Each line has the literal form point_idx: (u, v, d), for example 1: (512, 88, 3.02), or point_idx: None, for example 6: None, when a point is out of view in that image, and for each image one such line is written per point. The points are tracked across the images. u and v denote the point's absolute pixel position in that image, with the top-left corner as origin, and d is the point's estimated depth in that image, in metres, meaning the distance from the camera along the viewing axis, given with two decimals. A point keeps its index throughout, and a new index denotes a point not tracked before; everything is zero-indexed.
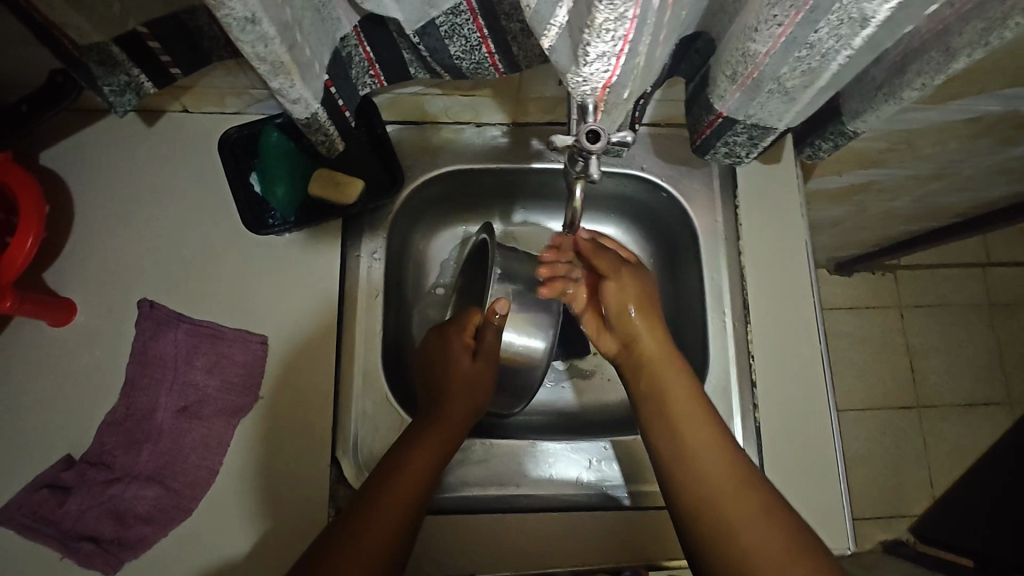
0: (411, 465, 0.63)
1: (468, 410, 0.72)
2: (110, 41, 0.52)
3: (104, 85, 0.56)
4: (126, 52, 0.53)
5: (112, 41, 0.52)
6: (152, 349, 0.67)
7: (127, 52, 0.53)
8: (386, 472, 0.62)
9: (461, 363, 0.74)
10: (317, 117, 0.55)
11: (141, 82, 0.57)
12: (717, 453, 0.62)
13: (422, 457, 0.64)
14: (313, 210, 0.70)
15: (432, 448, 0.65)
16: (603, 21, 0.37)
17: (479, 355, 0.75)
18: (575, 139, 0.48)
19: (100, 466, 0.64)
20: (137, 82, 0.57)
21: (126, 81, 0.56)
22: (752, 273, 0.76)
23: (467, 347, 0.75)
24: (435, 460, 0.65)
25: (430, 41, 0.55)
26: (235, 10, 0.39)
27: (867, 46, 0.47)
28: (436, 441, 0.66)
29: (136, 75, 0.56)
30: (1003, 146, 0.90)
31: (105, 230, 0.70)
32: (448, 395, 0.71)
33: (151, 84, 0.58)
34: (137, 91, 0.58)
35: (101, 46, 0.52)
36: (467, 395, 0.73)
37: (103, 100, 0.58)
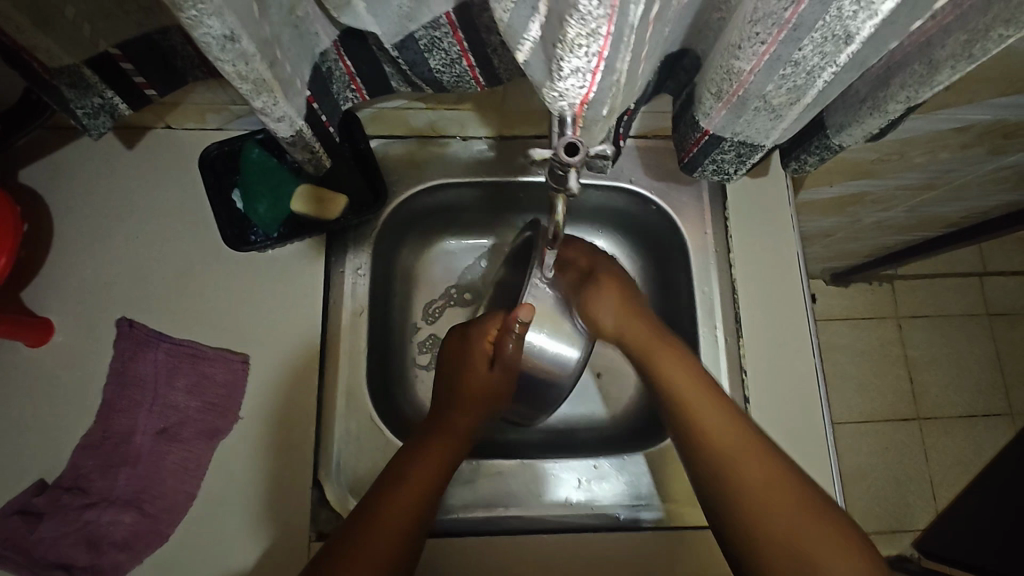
0: (399, 516, 0.58)
1: (466, 427, 0.68)
2: (82, 63, 0.51)
3: (76, 108, 0.55)
4: (98, 74, 0.53)
5: (84, 63, 0.51)
6: (130, 370, 0.66)
7: (100, 74, 0.53)
8: (373, 521, 0.58)
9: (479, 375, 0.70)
10: (302, 135, 0.54)
11: (115, 104, 0.57)
12: (742, 445, 0.60)
13: (428, 462, 0.63)
14: (296, 226, 0.69)
15: (417, 484, 0.61)
16: (575, 35, 0.36)
17: (496, 368, 0.70)
18: (554, 152, 0.47)
19: (75, 491, 0.62)
20: (111, 104, 0.56)
21: (99, 104, 0.56)
22: (744, 287, 0.74)
23: (485, 354, 0.70)
24: (422, 501, 0.60)
25: (409, 55, 0.54)
26: (211, 28, 0.39)
27: (853, 63, 0.47)
28: (422, 486, 0.61)
29: (110, 97, 0.56)
30: (995, 156, 0.90)
31: (84, 248, 0.69)
32: (457, 404, 0.69)
33: (126, 106, 0.58)
34: (111, 113, 0.57)
35: (73, 68, 0.51)
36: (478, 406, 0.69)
37: (76, 122, 0.57)
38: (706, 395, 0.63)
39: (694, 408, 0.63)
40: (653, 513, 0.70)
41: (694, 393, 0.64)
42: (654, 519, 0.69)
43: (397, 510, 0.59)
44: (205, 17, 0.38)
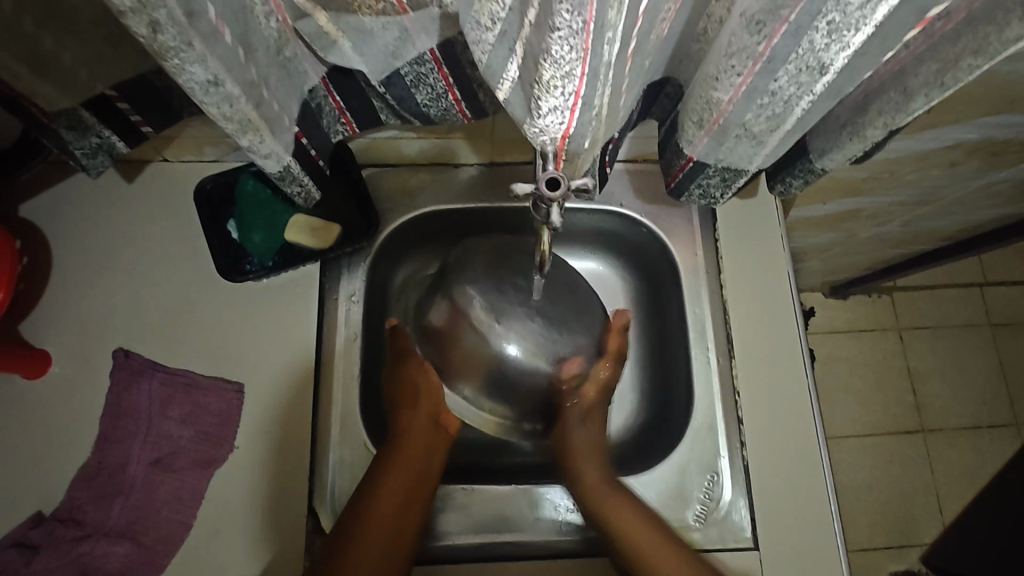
0: (392, 519, 0.60)
1: (427, 423, 0.68)
2: (79, 105, 0.52)
3: (75, 149, 0.56)
4: (95, 115, 0.54)
5: (81, 105, 0.52)
6: (125, 401, 0.66)
7: (97, 115, 0.54)
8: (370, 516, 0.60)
9: (417, 376, 0.70)
10: (290, 169, 0.55)
11: (113, 143, 0.58)
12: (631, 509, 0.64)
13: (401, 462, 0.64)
14: (289, 254, 0.70)
15: (404, 474, 0.63)
16: (550, 77, 0.38)
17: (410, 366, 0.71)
18: (536, 186, 0.48)
19: (69, 522, 0.62)
20: (108, 143, 0.57)
21: (98, 143, 0.57)
22: (735, 307, 0.75)
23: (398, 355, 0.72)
24: (407, 482, 0.63)
25: (396, 90, 0.56)
26: (194, 74, 0.41)
27: (830, 91, 0.47)
28: (403, 485, 0.62)
29: (108, 136, 0.57)
30: (986, 172, 0.90)
31: (82, 280, 0.70)
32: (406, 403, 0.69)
33: (124, 145, 0.59)
34: (109, 152, 0.58)
35: (70, 111, 0.53)
36: (425, 403, 0.69)
37: (76, 163, 0.59)
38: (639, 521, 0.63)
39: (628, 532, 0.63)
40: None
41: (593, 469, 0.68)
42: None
43: (388, 511, 0.60)
44: (188, 65, 0.40)
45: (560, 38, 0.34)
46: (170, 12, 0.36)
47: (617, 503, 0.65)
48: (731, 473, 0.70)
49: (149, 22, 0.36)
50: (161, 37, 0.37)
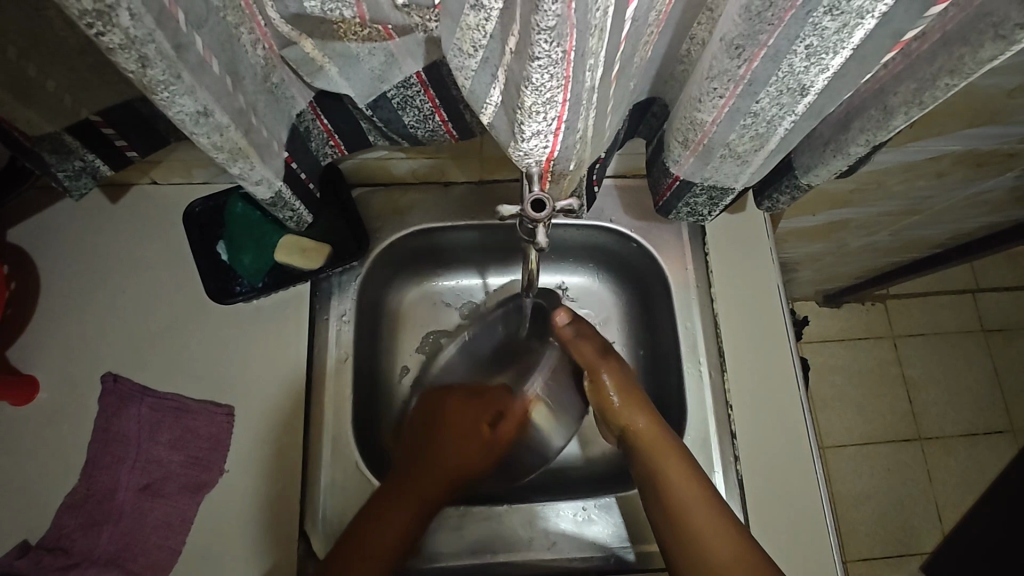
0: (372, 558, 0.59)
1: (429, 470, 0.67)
2: (63, 130, 0.53)
3: (59, 172, 0.57)
4: (79, 139, 0.55)
5: (65, 130, 0.53)
6: (113, 426, 0.66)
7: (81, 139, 0.55)
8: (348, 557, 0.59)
9: (462, 412, 0.73)
10: (281, 195, 0.55)
11: (97, 166, 0.58)
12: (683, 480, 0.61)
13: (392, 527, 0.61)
14: (279, 275, 0.70)
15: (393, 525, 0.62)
16: (532, 103, 0.38)
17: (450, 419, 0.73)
18: (522, 208, 0.49)
19: (57, 550, 0.62)
20: (92, 166, 0.58)
21: (82, 166, 0.57)
22: (726, 321, 0.75)
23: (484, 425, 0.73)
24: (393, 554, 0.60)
25: (383, 113, 0.56)
26: (184, 106, 0.41)
27: (811, 111, 0.48)
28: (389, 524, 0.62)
29: (92, 160, 0.57)
30: (972, 181, 0.91)
31: (71, 304, 0.70)
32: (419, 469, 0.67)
33: (107, 167, 0.59)
34: (93, 174, 0.59)
35: (54, 136, 0.53)
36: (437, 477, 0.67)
37: (57, 185, 0.59)
38: (683, 468, 0.62)
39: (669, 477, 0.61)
40: (642, 554, 0.69)
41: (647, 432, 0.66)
42: (637, 561, 0.69)
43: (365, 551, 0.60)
44: (177, 97, 0.40)
45: (541, 67, 0.35)
46: (158, 46, 0.36)
47: (664, 448, 0.64)
48: (725, 488, 0.69)
49: (137, 58, 0.36)
50: (150, 71, 0.37)
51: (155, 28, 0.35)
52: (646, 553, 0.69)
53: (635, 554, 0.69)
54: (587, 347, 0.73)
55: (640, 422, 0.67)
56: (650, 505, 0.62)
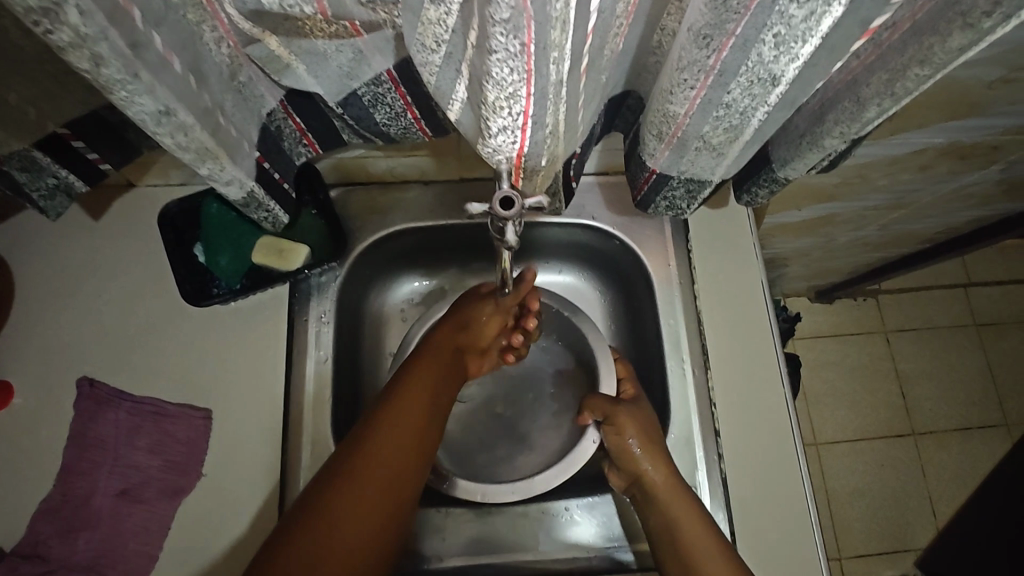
0: (347, 538, 0.52)
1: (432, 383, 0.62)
2: (30, 146, 0.52)
3: (31, 191, 0.56)
4: (49, 155, 0.54)
5: (33, 146, 0.52)
6: (91, 432, 0.65)
7: (51, 155, 0.54)
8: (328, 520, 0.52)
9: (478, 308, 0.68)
10: (254, 195, 0.54)
11: (71, 182, 0.58)
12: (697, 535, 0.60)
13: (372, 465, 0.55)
14: (257, 277, 0.70)
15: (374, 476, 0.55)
16: (495, 98, 0.38)
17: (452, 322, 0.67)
18: (490, 206, 0.48)
19: (33, 558, 0.60)
20: (66, 183, 0.57)
21: (55, 183, 0.57)
22: (709, 317, 0.74)
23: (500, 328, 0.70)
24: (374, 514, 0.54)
25: (354, 110, 0.55)
26: (144, 105, 0.40)
27: (784, 102, 0.47)
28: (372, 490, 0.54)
29: (65, 176, 0.57)
30: (957, 175, 0.91)
31: (46, 308, 0.69)
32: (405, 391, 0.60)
33: (82, 184, 0.59)
34: (68, 191, 0.58)
35: (23, 152, 0.52)
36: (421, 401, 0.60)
37: (34, 206, 0.58)
38: (697, 524, 0.61)
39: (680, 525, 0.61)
40: (635, 554, 0.68)
41: (661, 480, 0.64)
42: (633, 561, 0.68)
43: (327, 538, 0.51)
44: (136, 97, 0.39)
45: (499, 60, 0.34)
46: (112, 45, 0.35)
47: (680, 502, 0.62)
48: (708, 486, 0.69)
49: (90, 56, 0.35)
50: (105, 70, 0.36)
51: (106, 25, 0.34)
52: (640, 553, 0.68)
53: (626, 552, 0.68)
54: (598, 399, 0.70)
55: (652, 469, 0.64)
56: (663, 554, 0.62)
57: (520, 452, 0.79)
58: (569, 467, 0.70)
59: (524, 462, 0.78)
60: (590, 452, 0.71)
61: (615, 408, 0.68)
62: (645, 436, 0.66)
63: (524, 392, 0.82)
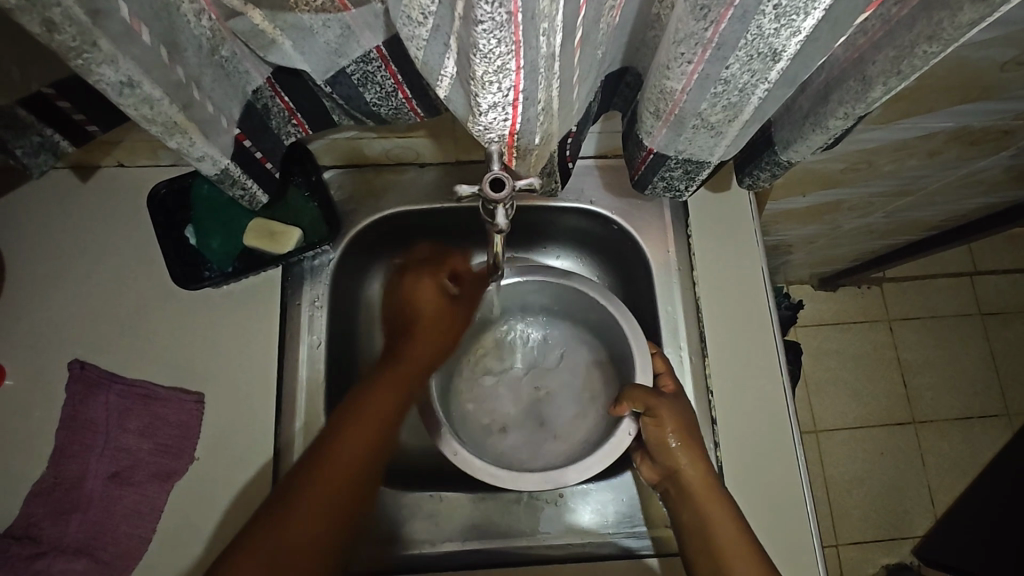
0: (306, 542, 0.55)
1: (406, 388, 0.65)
2: (15, 102, 0.52)
3: (16, 148, 0.56)
4: (33, 114, 0.54)
5: (17, 103, 0.52)
6: (82, 414, 0.64)
7: (36, 114, 0.54)
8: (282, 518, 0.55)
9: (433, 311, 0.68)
10: (228, 172, 0.53)
11: (56, 141, 0.58)
12: (733, 539, 0.60)
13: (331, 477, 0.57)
14: (249, 260, 0.68)
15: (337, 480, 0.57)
16: (483, 72, 0.36)
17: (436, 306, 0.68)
18: (480, 188, 0.47)
19: (24, 539, 0.60)
20: (51, 142, 0.58)
21: (39, 142, 0.57)
22: (708, 304, 0.73)
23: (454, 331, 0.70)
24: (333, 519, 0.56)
25: (344, 89, 0.54)
26: (104, 75, 0.39)
27: (784, 79, 0.46)
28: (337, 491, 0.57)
29: (50, 135, 0.57)
30: (967, 161, 0.89)
31: (37, 290, 0.68)
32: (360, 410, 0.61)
33: (66, 142, 0.59)
34: (52, 150, 0.59)
35: (7, 109, 0.53)
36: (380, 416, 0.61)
37: (17, 161, 0.59)
38: (732, 528, 0.60)
39: (714, 530, 0.60)
40: (651, 540, 0.68)
41: (700, 480, 0.62)
42: (640, 545, 0.68)
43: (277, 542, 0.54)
44: (95, 65, 0.38)
45: (486, 32, 0.33)
46: (66, 11, 0.34)
47: (717, 505, 0.61)
48: None
49: (42, 22, 0.34)
50: (59, 37, 0.35)
51: None
52: (659, 539, 0.68)
53: (631, 535, 0.69)
54: (638, 391, 0.65)
55: (692, 468, 0.63)
56: (691, 553, 0.61)
57: (539, 441, 0.78)
58: (610, 456, 0.65)
59: (542, 452, 0.77)
60: (624, 444, 0.66)
61: (662, 405, 0.64)
62: (688, 436, 0.64)
63: (546, 378, 0.81)
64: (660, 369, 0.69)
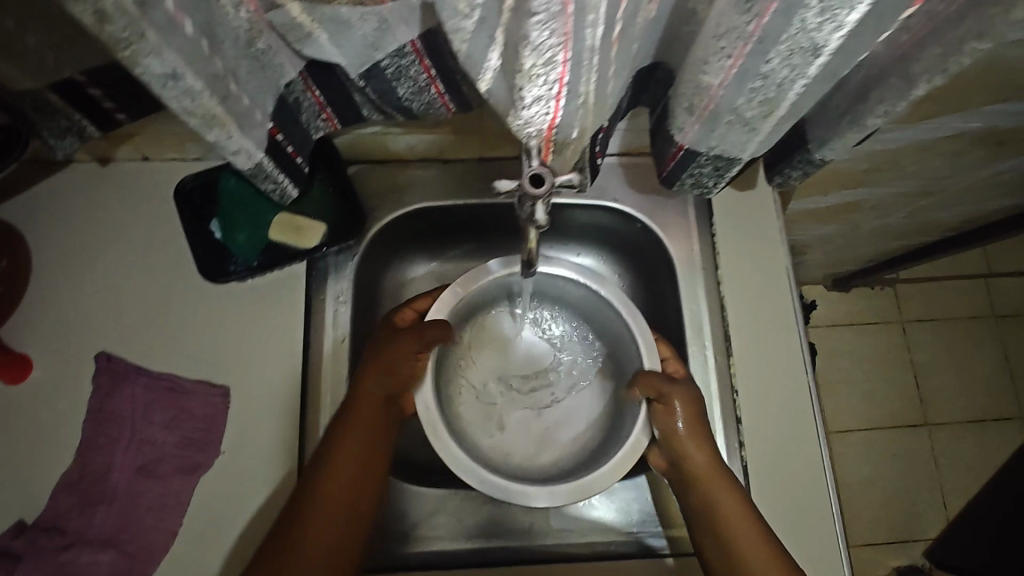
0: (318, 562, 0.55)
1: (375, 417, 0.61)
2: (46, 87, 0.52)
3: (44, 129, 0.58)
4: (63, 100, 0.54)
5: (49, 88, 0.53)
6: (109, 407, 0.65)
7: (66, 99, 0.54)
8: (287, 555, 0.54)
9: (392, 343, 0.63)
10: (262, 166, 0.53)
11: (83, 126, 0.59)
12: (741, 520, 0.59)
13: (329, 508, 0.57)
14: (275, 254, 0.68)
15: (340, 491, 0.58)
16: (531, 66, 0.36)
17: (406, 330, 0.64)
18: (520, 183, 0.47)
19: (52, 531, 0.61)
20: (78, 126, 0.59)
21: (67, 125, 0.58)
22: (733, 303, 0.73)
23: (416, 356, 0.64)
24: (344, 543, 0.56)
25: (377, 83, 0.54)
26: (150, 66, 0.39)
27: (824, 75, 0.45)
28: (336, 523, 0.57)
29: (78, 121, 0.58)
30: (990, 162, 0.88)
31: (63, 282, 0.68)
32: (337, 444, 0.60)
33: (94, 128, 0.60)
34: (78, 133, 0.60)
35: (38, 93, 0.53)
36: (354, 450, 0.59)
37: (44, 140, 0.61)
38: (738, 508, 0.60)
39: (734, 526, 0.59)
40: (668, 539, 0.68)
41: (704, 462, 0.62)
42: (661, 546, 0.68)
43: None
44: (142, 57, 0.38)
45: (539, 23, 0.33)
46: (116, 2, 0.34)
47: (723, 487, 0.61)
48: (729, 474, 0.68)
49: (94, 11, 0.35)
50: (111, 27, 0.36)
51: None
52: (676, 538, 0.68)
53: (649, 535, 0.69)
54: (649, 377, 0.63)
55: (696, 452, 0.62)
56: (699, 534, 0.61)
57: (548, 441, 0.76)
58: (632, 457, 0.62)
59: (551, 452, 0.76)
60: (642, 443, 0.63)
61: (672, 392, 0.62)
62: (695, 419, 0.63)
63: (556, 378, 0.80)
64: (665, 356, 0.69)
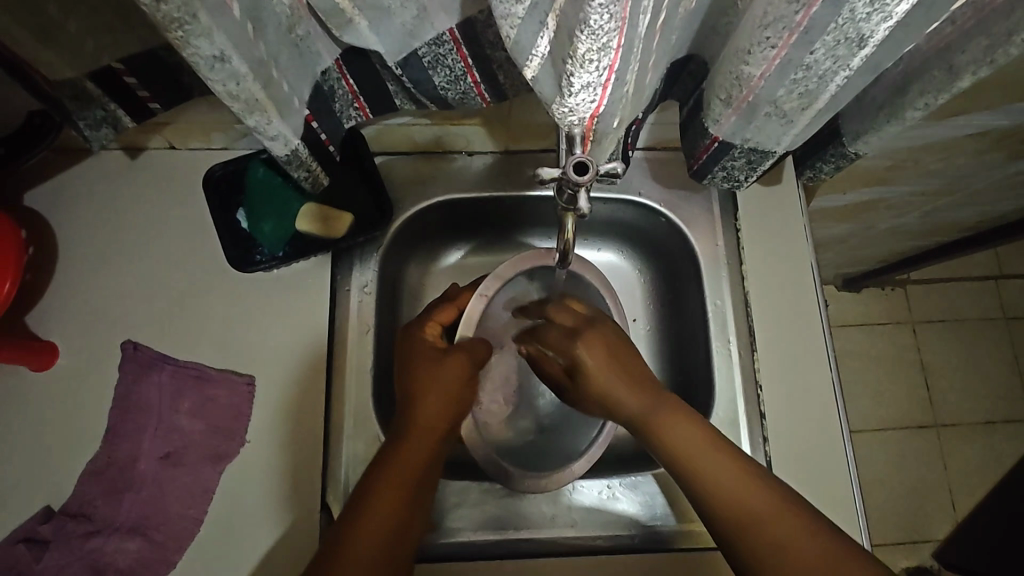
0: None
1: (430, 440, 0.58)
2: (84, 76, 0.52)
3: (79, 119, 0.58)
4: (100, 87, 0.54)
5: (88, 78, 0.53)
6: (136, 395, 0.65)
7: (103, 88, 0.54)
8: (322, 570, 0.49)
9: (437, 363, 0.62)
10: (298, 153, 0.53)
11: (117, 116, 0.59)
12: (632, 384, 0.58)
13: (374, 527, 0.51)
14: (302, 245, 0.68)
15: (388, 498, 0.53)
16: (585, 51, 0.36)
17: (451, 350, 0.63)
18: (563, 171, 0.47)
19: (80, 518, 0.61)
20: (113, 116, 0.58)
21: (102, 115, 0.58)
22: (758, 298, 0.73)
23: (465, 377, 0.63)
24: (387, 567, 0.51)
25: (413, 72, 0.54)
26: (200, 48, 0.39)
27: (866, 66, 0.45)
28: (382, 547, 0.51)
29: (112, 109, 0.57)
30: (1011, 161, 0.88)
31: (88, 269, 0.68)
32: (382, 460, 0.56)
33: (128, 118, 0.60)
34: (113, 124, 0.60)
35: (76, 82, 0.53)
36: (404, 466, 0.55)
37: (79, 133, 0.61)
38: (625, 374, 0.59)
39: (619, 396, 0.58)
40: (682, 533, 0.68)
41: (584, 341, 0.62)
42: (677, 539, 0.68)
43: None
44: (193, 39, 0.38)
45: (600, 7, 0.32)
46: None
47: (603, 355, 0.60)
48: None
49: None
50: (166, 8, 0.35)
51: None
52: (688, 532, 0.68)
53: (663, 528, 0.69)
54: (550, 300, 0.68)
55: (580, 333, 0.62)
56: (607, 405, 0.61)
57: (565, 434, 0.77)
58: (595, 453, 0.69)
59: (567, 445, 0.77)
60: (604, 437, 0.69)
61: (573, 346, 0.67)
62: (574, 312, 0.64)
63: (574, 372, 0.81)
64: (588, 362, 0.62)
